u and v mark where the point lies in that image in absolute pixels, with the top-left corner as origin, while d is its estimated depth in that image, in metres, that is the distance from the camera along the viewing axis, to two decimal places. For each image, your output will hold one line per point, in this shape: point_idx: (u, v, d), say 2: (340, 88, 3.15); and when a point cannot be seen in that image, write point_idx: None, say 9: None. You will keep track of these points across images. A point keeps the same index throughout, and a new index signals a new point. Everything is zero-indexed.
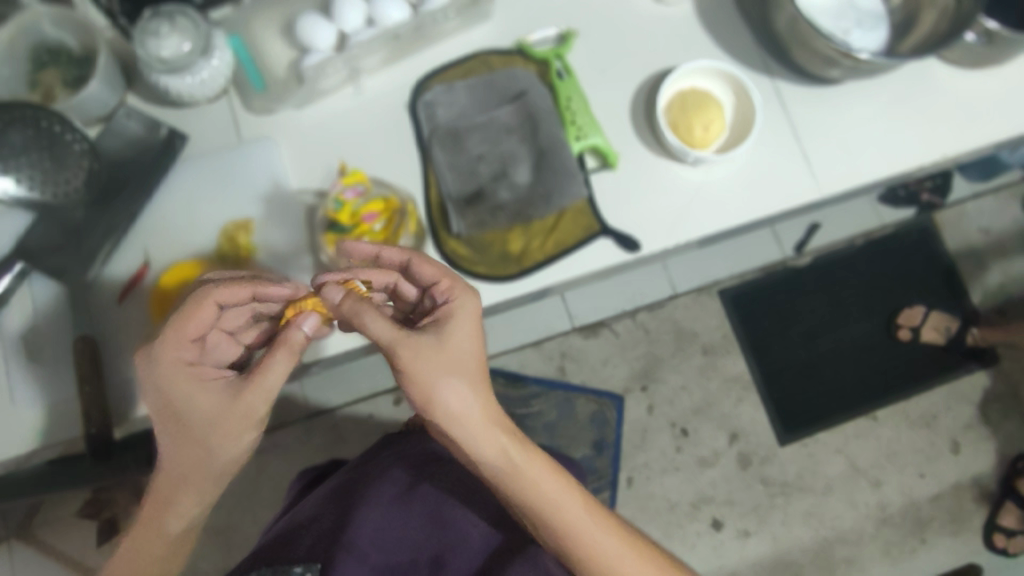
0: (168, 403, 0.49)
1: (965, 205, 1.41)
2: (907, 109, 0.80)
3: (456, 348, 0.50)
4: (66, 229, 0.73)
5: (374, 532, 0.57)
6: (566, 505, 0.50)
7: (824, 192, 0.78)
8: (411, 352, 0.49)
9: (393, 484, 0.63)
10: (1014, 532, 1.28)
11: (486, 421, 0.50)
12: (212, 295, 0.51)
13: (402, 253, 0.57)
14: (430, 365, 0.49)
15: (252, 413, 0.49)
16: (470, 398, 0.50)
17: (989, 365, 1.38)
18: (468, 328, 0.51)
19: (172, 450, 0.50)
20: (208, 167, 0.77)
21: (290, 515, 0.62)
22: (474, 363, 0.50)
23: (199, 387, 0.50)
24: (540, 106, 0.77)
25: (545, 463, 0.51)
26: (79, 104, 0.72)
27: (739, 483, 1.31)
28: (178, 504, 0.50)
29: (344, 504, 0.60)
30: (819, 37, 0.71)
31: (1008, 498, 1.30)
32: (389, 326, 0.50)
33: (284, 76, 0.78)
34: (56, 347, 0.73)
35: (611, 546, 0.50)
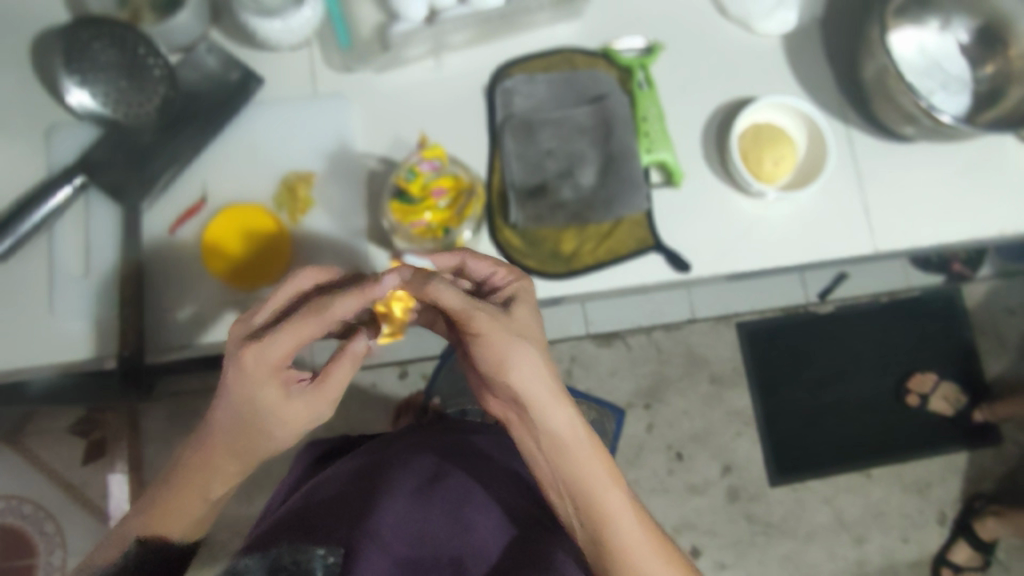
0: (243, 403, 0.48)
1: (994, 282, 1.42)
2: (975, 179, 0.80)
3: (526, 327, 0.52)
4: (131, 151, 0.73)
5: (394, 524, 0.55)
6: (613, 497, 0.52)
7: (879, 247, 0.78)
8: (484, 322, 0.49)
9: (411, 479, 0.61)
10: (961, 567, 1.30)
11: (556, 397, 0.51)
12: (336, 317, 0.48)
13: (453, 253, 0.56)
14: (506, 336, 0.50)
15: (320, 414, 0.52)
16: (541, 368, 0.50)
17: (989, 444, 1.38)
18: (529, 307, 0.54)
19: (234, 435, 0.50)
20: (279, 115, 0.77)
21: (304, 495, 0.60)
22: (540, 339, 0.52)
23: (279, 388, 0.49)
24: (617, 113, 0.76)
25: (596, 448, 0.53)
26: (165, 32, 0.73)
27: (724, 516, 1.32)
28: (225, 476, 0.54)
29: (364, 491, 0.58)
30: (906, 91, 0.71)
31: (964, 535, 1.32)
32: (459, 295, 0.49)
33: (370, 38, 0.77)
34: (98, 263, 0.73)
35: (645, 548, 0.52)
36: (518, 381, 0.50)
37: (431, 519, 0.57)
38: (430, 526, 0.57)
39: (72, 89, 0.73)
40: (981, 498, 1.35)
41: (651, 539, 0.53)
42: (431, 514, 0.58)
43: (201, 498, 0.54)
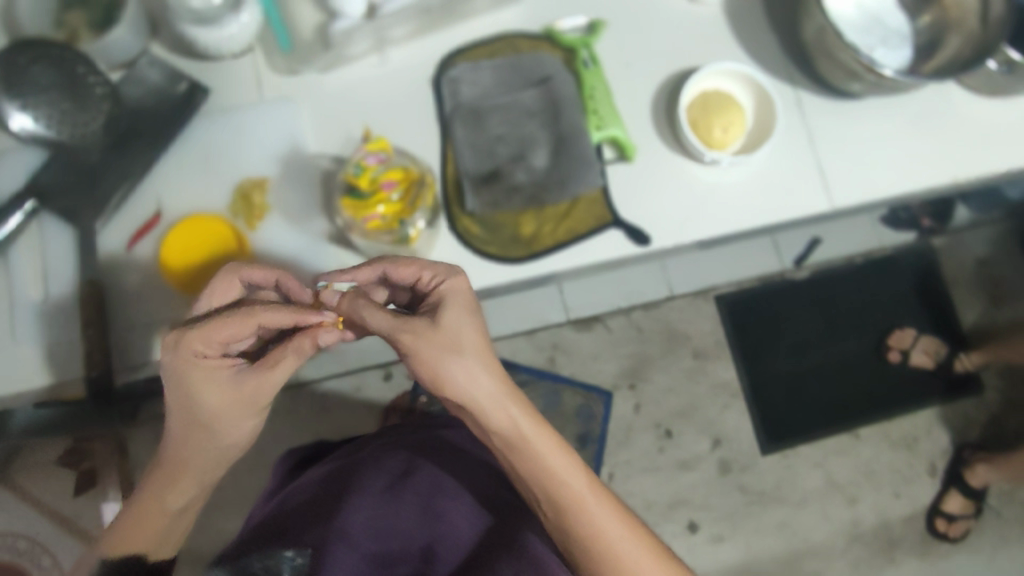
0: (181, 389, 0.55)
1: (963, 233, 1.43)
2: (924, 129, 0.81)
3: (463, 333, 0.54)
4: (79, 172, 0.73)
5: (363, 522, 0.61)
6: (573, 480, 0.54)
7: (835, 205, 0.79)
8: (413, 333, 0.52)
9: (383, 479, 0.68)
10: (955, 516, 1.32)
11: (500, 396, 0.54)
12: (258, 316, 0.54)
13: (373, 268, 0.59)
14: (439, 345, 0.52)
15: (256, 401, 0.56)
16: (478, 370, 0.53)
17: (971, 393, 1.40)
18: (463, 304, 0.55)
19: (182, 430, 0.57)
20: (228, 124, 0.77)
21: (285, 500, 0.68)
22: (478, 342, 0.54)
23: (216, 377, 0.55)
24: (563, 92, 0.77)
25: (549, 438, 0.55)
26: (103, 49, 0.73)
27: (717, 489, 1.33)
28: (184, 472, 0.60)
29: (338, 495, 0.65)
30: (844, 48, 0.72)
31: (955, 484, 1.33)
32: (386, 316, 0.53)
33: (311, 39, 0.78)
34: (55, 289, 0.73)
35: (614, 526, 0.54)
36: (456, 385, 0.53)
37: (401, 514, 0.64)
38: (401, 520, 0.64)
39: (13, 113, 0.68)
40: (969, 447, 1.37)
41: (617, 516, 0.54)
42: (401, 510, 0.65)
43: (161, 503, 0.60)
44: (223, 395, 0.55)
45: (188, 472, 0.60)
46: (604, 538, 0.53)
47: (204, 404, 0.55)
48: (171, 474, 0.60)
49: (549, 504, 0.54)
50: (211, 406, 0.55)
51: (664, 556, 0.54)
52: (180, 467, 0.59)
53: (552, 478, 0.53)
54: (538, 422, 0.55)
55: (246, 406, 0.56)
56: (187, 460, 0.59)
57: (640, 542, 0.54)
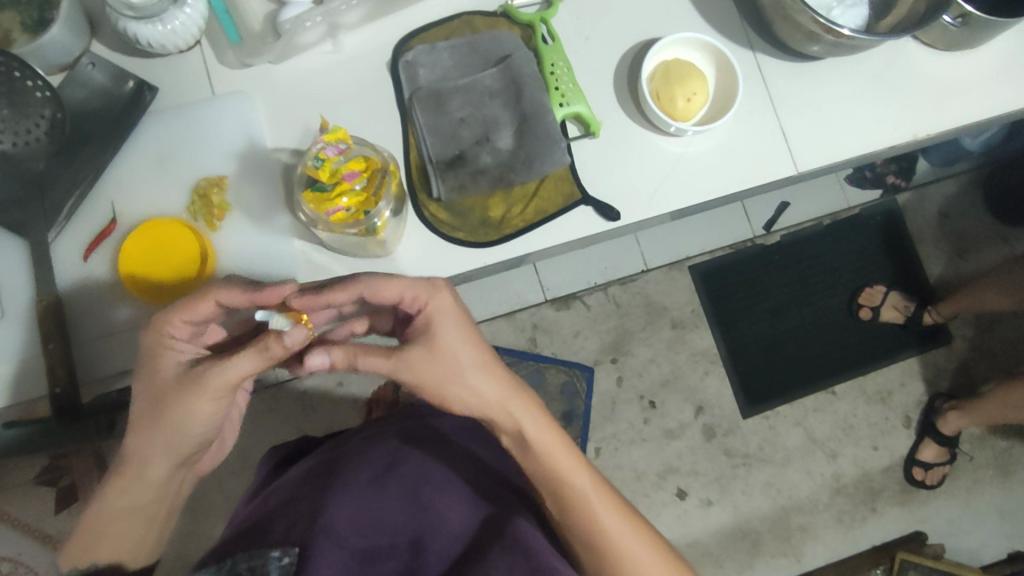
0: (144, 370, 0.58)
1: (927, 187, 1.46)
2: (883, 88, 0.81)
3: (459, 351, 0.59)
4: (26, 181, 0.70)
5: (348, 516, 0.60)
6: (578, 479, 0.61)
7: (801, 168, 0.79)
8: (412, 359, 0.58)
9: (368, 472, 0.68)
10: (931, 464, 1.34)
11: (501, 404, 0.61)
12: (213, 295, 0.58)
13: (349, 294, 0.58)
14: (440, 364, 0.59)
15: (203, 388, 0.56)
16: (478, 384, 0.60)
17: (941, 344, 1.43)
18: (451, 322, 0.59)
19: (138, 419, 0.58)
20: (179, 122, 0.74)
21: (265, 500, 0.67)
22: (478, 356, 0.60)
23: (169, 361, 0.58)
24: (524, 71, 0.75)
25: (556, 438, 0.62)
26: (40, 50, 0.69)
27: (703, 455, 1.34)
28: (135, 466, 0.60)
29: (323, 492, 0.64)
30: (802, 10, 0.71)
31: (928, 433, 1.36)
32: (382, 360, 0.58)
33: (262, 29, 0.74)
34: (10, 305, 0.70)
35: (610, 516, 0.61)
36: (460, 399, 0.60)
37: (387, 508, 0.64)
38: (387, 513, 0.64)
39: None
40: (941, 396, 1.40)
41: (613, 506, 0.61)
42: (387, 502, 0.65)
43: (119, 496, 0.61)
44: (173, 379, 0.57)
45: (133, 467, 0.60)
46: (608, 537, 0.60)
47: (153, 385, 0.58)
48: (120, 468, 0.60)
49: (558, 496, 0.62)
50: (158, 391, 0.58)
51: (659, 543, 0.62)
52: (127, 463, 0.60)
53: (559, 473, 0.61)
54: (542, 420, 0.62)
55: (186, 394, 0.57)
56: (134, 453, 0.60)
57: (638, 536, 0.61)
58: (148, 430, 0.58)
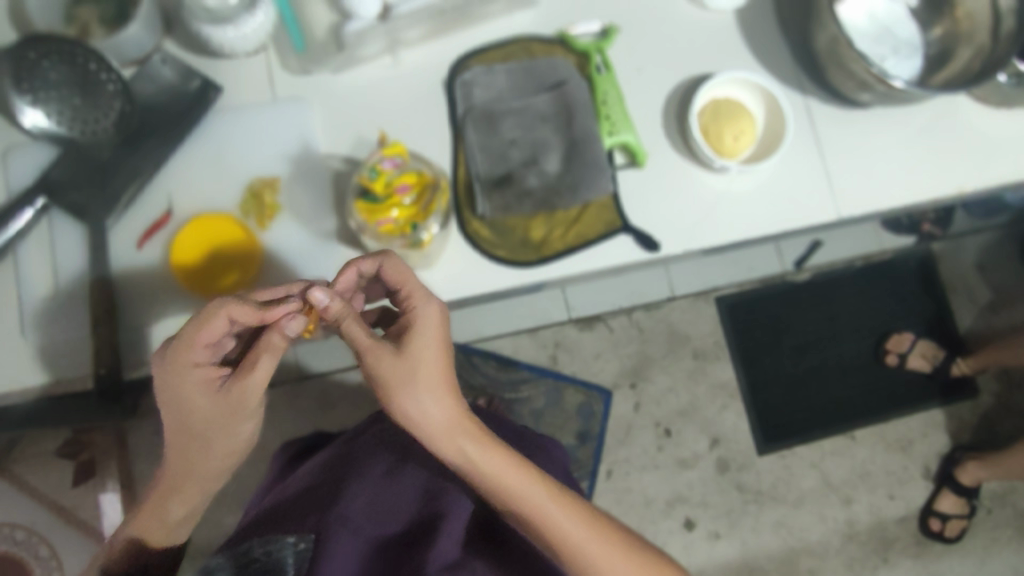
0: (169, 402, 0.53)
1: (963, 239, 1.44)
2: (931, 142, 0.81)
3: (427, 365, 0.54)
4: (91, 169, 0.73)
5: (361, 508, 0.62)
6: (546, 507, 0.55)
7: (841, 214, 0.80)
8: (378, 354, 0.54)
9: (383, 461, 0.69)
10: (948, 516, 1.33)
11: (449, 426, 0.54)
12: (227, 309, 0.52)
13: (375, 260, 0.59)
14: (400, 372, 0.53)
15: (243, 404, 0.53)
16: (429, 402, 0.54)
17: (969, 397, 1.41)
18: (432, 336, 0.55)
19: (174, 449, 0.55)
20: (240, 121, 0.76)
21: (285, 485, 0.69)
22: (438, 371, 0.54)
23: (200, 384, 0.53)
24: (578, 98, 0.77)
25: (510, 461, 0.55)
26: (116, 45, 0.72)
27: (715, 487, 1.34)
28: (181, 488, 0.57)
29: (337, 481, 0.65)
30: (856, 59, 0.72)
31: (947, 484, 1.34)
32: (364, 333, 0.54)
33: (325, 40, 0.77)
34: (64, 287, 0.73)
35: (589, 541, 0.55)
36: (407, 413, 0.54)
37: (401, 496, 0.65)
38: (401, 503, 0.64)
39: (26, 109, 0.71)
40: (961, 449, 1.38)
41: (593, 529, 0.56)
42: (401, 493, 0.65)
43: (162, 519, 0.58)
44: (204, 406, 0.53)
45: (181, 489, 0.57)
46: (588, 561, 0.55)
47: (195, 413, 0.53)
48: (170, 487, 0.57)
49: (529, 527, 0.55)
50: (198, 418, 0.53)
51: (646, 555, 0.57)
52: (181, 472, 0.56)
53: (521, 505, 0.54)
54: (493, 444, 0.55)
55: (229, 417, 0.53)
56: (178, 477, 0.56)
57: (625, 557, 0.56)
58: (199, 448, 0.55)
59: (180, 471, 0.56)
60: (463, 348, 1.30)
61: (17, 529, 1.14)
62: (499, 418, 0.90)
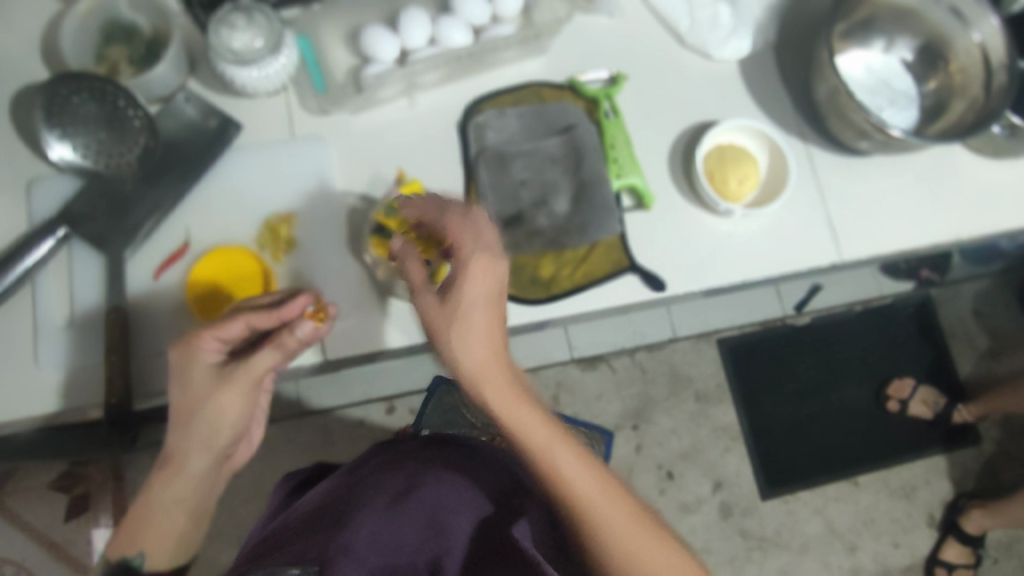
0: (180, 384, 0.66)
1: (961, 285, 1.46)
2: (929, 189, 0.84)
3: (471, 317, 0.49)
4: (112, 201, 0.74)
5: (365, 542, 0.61)
6: (581, 487, 0.49)
7: (844, 258, 0.82)
8: (425, 304, 0.49)
9: (385, 496, 0.67)
10: (954, 565, 1.31)
11: (486, 376, 0.49)
12: (246, 317, 0.65)
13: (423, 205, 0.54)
14: (443, 321, 0.49)
15: (233, 392, 0.67)
16: (473, 351, 0.49)
17: (971, 444, 1.41)
18: (478, 285, 0.49)
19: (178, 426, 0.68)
20: (259, 157, 0.79)
21: (287, 514, 0.68)
22: (485, 325, 0.49)
23: (204, 368, 0.66)
24: (587, 142, 0.80)
25: (553, 430, 0.50)
26: (144, 83, 0.75)
27: (718, 532, 1.32)
28: (177, 461, 0.69)
29: (341, 515, 0.64)
30: (857, 109, 0.75)
31: (952, 533, 1.33)
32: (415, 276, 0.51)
33: (343, 82, 0.80)
34: (80, 314, 0.74)
35: (625, 530, 0.49)
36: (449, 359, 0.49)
37: (406, 529, 0.64)
38: (404, 537, 0.63)
39: (54, 143, 0.73)
40: (966, 496, 1.37)
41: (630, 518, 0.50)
42: (405, 526, 0.64)
43: (159, 490, 0.70)
44: (204, 386, 0.66)
45: (179, 462, 0.70)
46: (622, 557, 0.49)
47: (195, 396, 0.66)
48: (171, 460, 0.69)
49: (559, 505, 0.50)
50: (197, 401, 0.66)
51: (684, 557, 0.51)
52: (174, 455, 0.69)
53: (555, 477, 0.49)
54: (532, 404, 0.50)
55: (217, 402, 0.67)
56: (177, 451, 0.69)
57: (672, 559, 0.50)
58: (189, 429, 0.67)
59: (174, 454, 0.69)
60: None
61: (5, 564, 1.15)
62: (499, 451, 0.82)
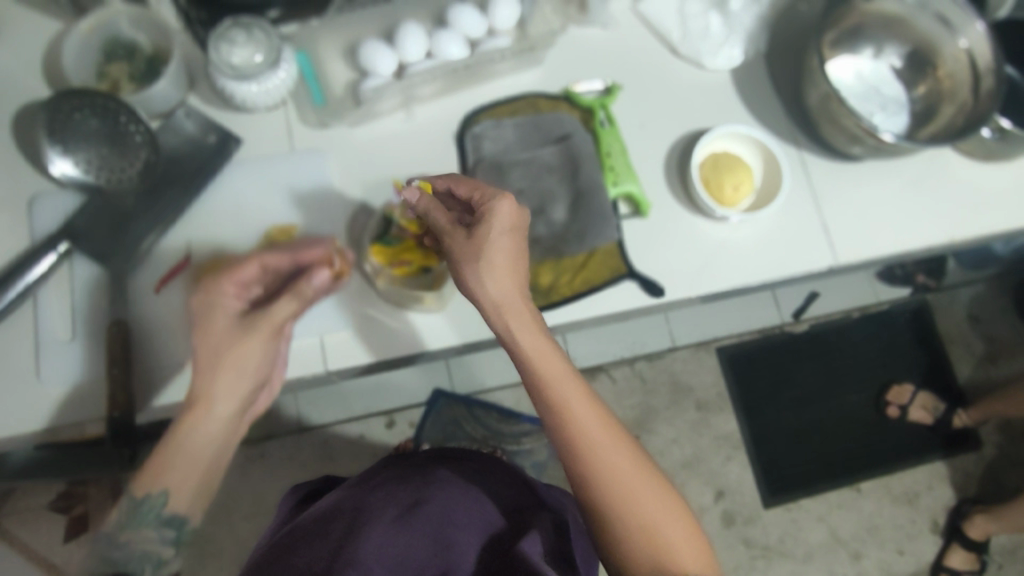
0: (201, 322, 0.66)
1: (957, 290, 1.47)
2: (921, 192, 0.85)
3: (497, 253, 0.57)
4: (115, 216, 0.75)
5: (374, 555, 0.61)
6: (590, 430, 0.54)
7: (840, 262, 0.82)
8: (454, 239, 0.58)
9: (392, 509, 0.66)
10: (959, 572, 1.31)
11: (507, 302, 0.57)
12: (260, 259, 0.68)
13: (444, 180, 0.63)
14: (470, 258, 0.57)
15: (258, 322, 0.66)
16: (497, 277, 0.57)
17: (972, 450, 1.41)
18: (507, 225, 0.57)
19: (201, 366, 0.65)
20: (260, 170, 0.80)
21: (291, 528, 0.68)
22: (505, 256, 0.57)
23: (226, 311, 0.66)
24: (583, 151, 0.81)
25: (565, 366, 0.56)
26: (145, 100, 0.76)
27: (721, 543, 1.31)
28: (199, 407, 0.65)
29: (348, 529, 0.64)
30: (848, 114, 0.76)
31: (956, 539, 1.32)
32: (443, 218, 0.59)
33: (342, 95, 0.82)
34: (82, 329, 0.74)
35: (627, 479, 0.53)
36: (478, 285, 0.57)
37: (414, 544, 0.63)
38: (412, 554, 0.63)
39: (55, 159, 0.74)
40: (969, 501, 1.37)
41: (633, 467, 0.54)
42: (412, 542, 0.64)
43: (178, 445, 0.64)
44: (228, 322, 0.66)
45: (201, 408, 0.65)
46: (623, 498, 0.53)
47: (216, 332, 0.66)
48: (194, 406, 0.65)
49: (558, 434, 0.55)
50: (221, 336, 0.66)
51: (685, 514, 0.54)
52: (194, 403, 0.65)
53: (556, 403, 0.55)
54: (545, 336, 0.57)
55: (241, 334, 0.65)
56: (200, 393, 0.65)
57: (676, 515, 0.53)
58: (212, 367, 0.65)
59: (196, 397, 0.65)
60: (464, 399, 1.28)
61: None
62: (503, 463, 0.83)
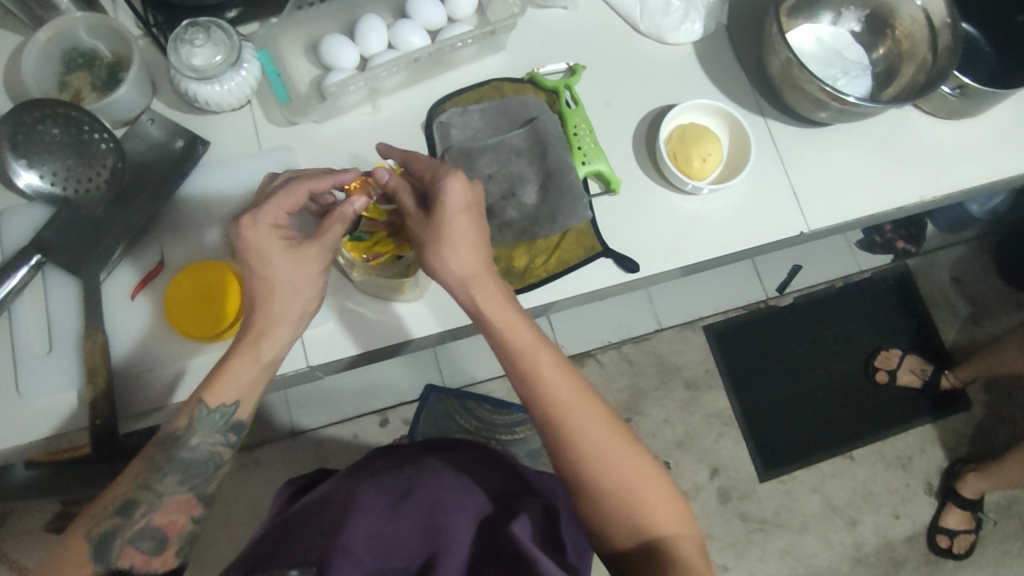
0: (255, 253, 0.63)
1: (936, 254, 1.48)
2: (888, 154, 0.86)
3: (457, 231, 0.60)
4: (83, 226, 0.74)
5: (364, 539, 0.60)
6: (562, 397, 0.57)
7: (812, 227, 0.83)
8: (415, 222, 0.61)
9: (382, 499, 0.67)
10: (956, 531, 1.32)
11: (473, 277, 0.60)
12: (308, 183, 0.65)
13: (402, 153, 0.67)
14: (433, 239, 0.60)
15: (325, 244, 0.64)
16: (459, 255, 0.59)
17: (961, 411, 1.43)
18: (461, 205, 0.60)
19: (266, 292, 0.63)
20: (229, 171, 0.80)
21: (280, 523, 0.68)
22: (467, 234, 0.60)
23: (273, 236, 0.63)
24: (550, 131, 0.80)
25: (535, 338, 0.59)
26: (108, 107, 0.76)
27: (719, 518, 1.32)
28: (268, 331, 0.64)
29: (337, 516, 0.63)
30: (809, 79, 0.77)
31: (950, 498, 1.34)
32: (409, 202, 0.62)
33: (307, 91, 0.82)
34: (59, 342, 0.74)
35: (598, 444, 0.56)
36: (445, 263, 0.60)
37: (403, 529, 0.63)
38: (401, 539, 0.63)
39: (21, 171, 0.74)
40: (962, 461, 1.38)
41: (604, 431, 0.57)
42: (402, 528, 0.64)
43: (254, 362, 0.64)
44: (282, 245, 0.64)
45: (272, 330, 0.64)
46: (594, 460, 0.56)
47: (277, 262, 0.63)
48: (258, 330, 0.64)
49: (531, 403, 0.58)
50: (285, 265, 0.63)
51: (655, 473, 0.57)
52: (257, 331, 0.64)
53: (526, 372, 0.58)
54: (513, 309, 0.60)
55: (311, 260, 0.64)
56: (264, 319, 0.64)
57: (646, 476, 0.57)
58: (273, 293, 0.64)
59: (263, 323, 0.63)
60: (454, 392, 1.26)
61: None
62: (490, 451, 0.84)
